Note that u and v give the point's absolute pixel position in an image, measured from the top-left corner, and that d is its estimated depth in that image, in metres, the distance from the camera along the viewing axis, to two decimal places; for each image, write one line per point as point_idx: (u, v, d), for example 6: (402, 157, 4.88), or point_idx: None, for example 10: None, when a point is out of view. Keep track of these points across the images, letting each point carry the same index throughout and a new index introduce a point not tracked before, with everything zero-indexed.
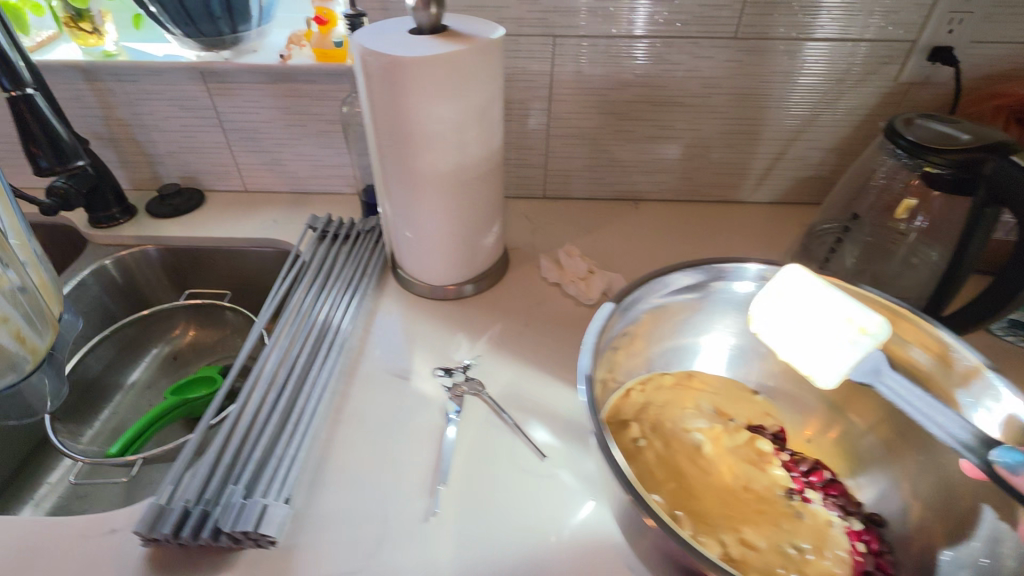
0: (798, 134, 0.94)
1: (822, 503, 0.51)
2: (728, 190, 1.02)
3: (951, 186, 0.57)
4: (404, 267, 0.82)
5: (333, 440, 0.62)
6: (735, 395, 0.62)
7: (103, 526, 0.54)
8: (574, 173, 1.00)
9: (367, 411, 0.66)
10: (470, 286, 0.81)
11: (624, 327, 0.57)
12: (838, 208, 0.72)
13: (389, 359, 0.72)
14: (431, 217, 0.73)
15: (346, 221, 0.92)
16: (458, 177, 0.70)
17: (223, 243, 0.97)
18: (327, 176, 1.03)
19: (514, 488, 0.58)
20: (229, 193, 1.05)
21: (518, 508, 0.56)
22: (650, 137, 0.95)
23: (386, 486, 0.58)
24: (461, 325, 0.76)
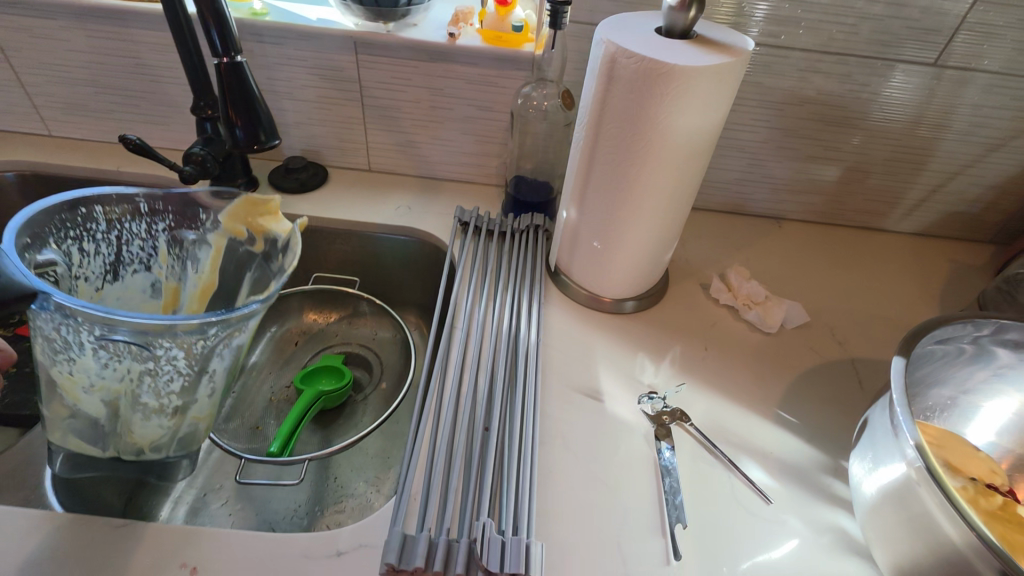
0: (966, 168, 0.91)
1: None
2: (873, 217, 0.99)
3: None
4: (573, 275, 0.78)
5: (545, 464, 0.58)
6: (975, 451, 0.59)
7: (329, 548, 0.51)
8: (722, 185, 0.96)
9: (571, 433, 0.62)
10: (632, 303, 0.78)
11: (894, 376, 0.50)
12: None
13: (576, 375, 0.68)
14: (632, 231, 0.69)
15: (495, 216, 0.87)
16: (671, 194, 0.66)
17: (353, 227, 0.90)
18: (460, 163, 0.96)
19: (746, 533, 0.55)
20: (351, 172, 0.98)
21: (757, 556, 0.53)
22: (812, 157, 0.91)
23: (615, 521, 0.55)
24: (641, 344, 0.73)
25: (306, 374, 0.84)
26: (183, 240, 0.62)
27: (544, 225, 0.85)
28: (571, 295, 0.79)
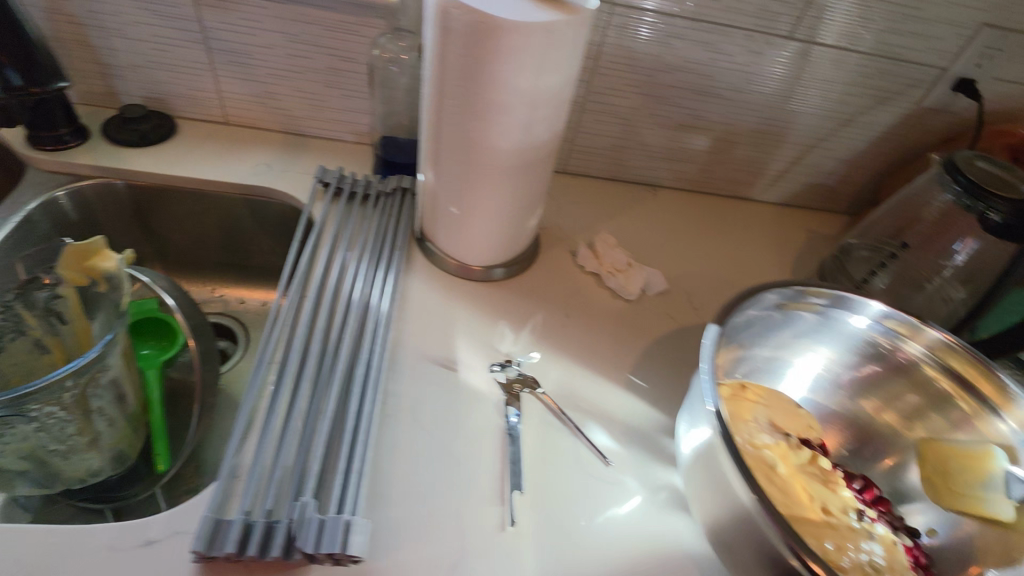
0: (820, 141, 0.95)
1: (878, 519, 0.55)
2: (740, 186, 1.03)
3: (999, 232, 0.62)
4: (436, 241, 0.75)
5: (387, 437, 0.57)
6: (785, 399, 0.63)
7: (137, 538, 0.47)
8: (598, 152, 0.96)
9: (419, 403, 0.61)
10: (501, 270, 0.77)
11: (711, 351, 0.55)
12: (876, 234, 0.75)
13: (431, 344, 0.67)
14: (488, 199, 0.67)
15: (362, 177, 0.82)
16: (524, 159, 0.64)
17: (201, 186, 0.82)
18: (327, 120, 0.90)
19: (583, 494, 0.57)
20: (204, 124, 0.89)
21: (591, 511, 0.56)
22: (683, 125, 0.93)
23: (455, 490, 0.55)
24: (502, 311, 0.73)
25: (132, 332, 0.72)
26: (37, 299, 0.62)
27: (412, 188, 0.81)
28: (437, 262, 0.76)
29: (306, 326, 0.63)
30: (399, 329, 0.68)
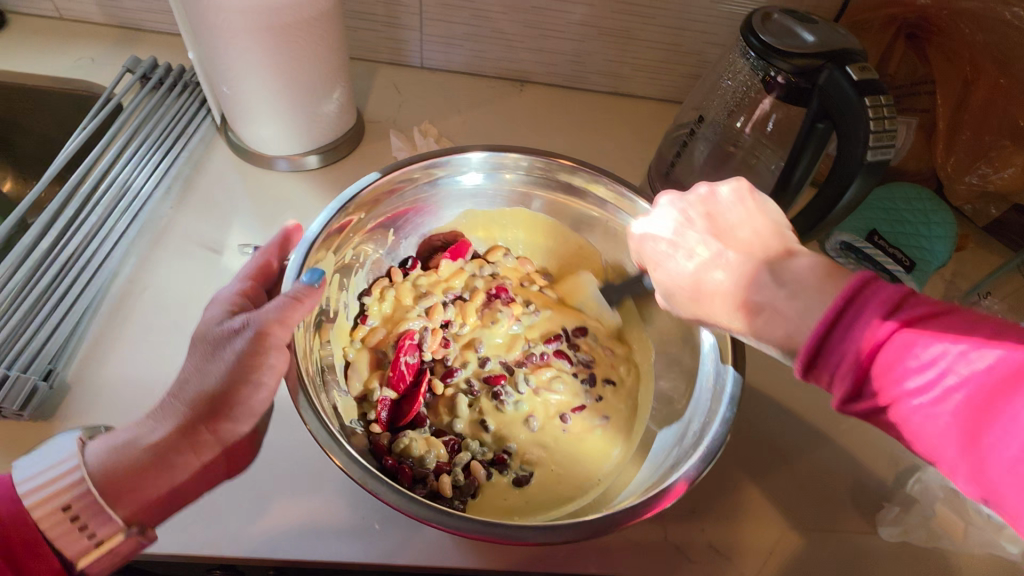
0: (698, 23, 0.83)
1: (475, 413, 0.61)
2: (621, 80, 0.93)
3: (795, 94, 0.54)
4: (233, 128, 0.72)
5: (120, 312, 0.59)
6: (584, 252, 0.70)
7: None
8: (453, 41, 0.87)
9: (164, 285, 0.61)
10: (313, 157, 0.74)
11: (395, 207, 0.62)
12: (693, 110, 0.69)
13: (203, 228, 0.67)
14: (248, 75, 0.62)
15: (178, 67, 0.78)
16: (265, 27, 0.58)
17: (29, 82, 0.79)
18: (154, 10, 0.82)
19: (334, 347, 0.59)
20: (39, 21, 0.84)
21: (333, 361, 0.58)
22: (537, 8, 0.82)
23: (172, 360, 0.56)
24: (297, 204, 0.71)
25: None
26: None
27: None
28: (238, 150, 0.73)
29: (60, 205, 0.63)
30: (171, 217, 0.67)
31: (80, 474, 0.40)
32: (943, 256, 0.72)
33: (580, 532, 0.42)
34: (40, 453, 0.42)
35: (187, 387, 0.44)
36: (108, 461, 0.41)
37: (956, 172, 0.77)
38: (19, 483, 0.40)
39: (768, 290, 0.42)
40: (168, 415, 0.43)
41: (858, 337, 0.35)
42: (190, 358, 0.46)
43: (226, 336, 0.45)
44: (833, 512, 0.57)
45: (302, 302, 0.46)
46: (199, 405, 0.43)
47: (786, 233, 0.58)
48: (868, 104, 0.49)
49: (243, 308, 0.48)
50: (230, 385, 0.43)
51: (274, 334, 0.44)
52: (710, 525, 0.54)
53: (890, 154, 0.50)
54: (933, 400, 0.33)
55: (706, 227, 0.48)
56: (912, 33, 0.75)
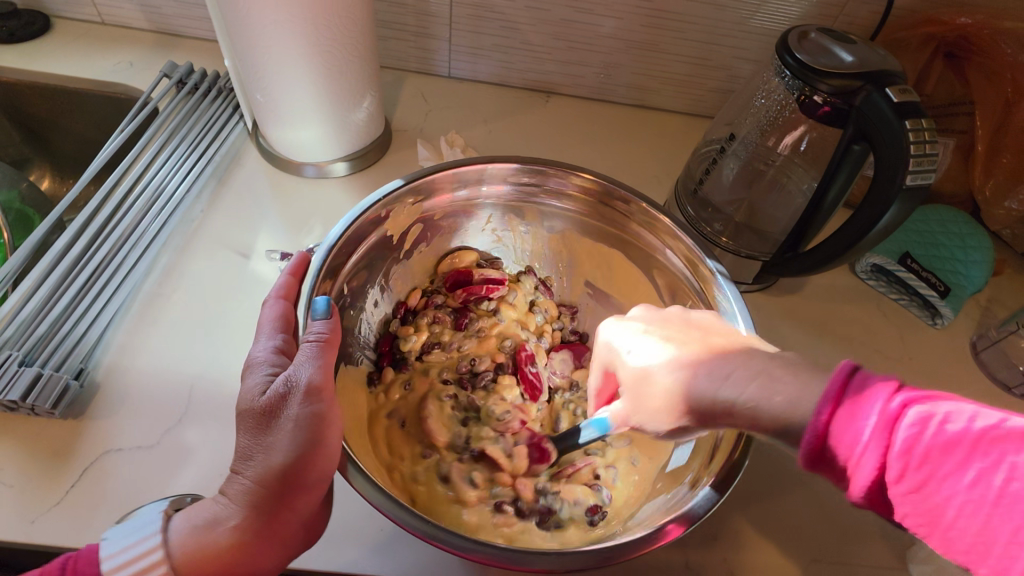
0: (729, 38, 0.82)
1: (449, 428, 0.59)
2: (648, 93, 0.92)
3: (831, 115, 0.53)
4: (264, 134, 0.74)
5: (150, 313, 0.60)
6: (628, 275, 0.68)
7: None
8: (482, 52, 0.88)
9: (192, 288, 0.62)
10: (341, 164, 0.75)
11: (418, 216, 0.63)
12: (725, 127, 0.69)
13: (232, 233, 0.68)
14: (282, 84, 0.63)
15: (213, 73, 0.80)
16: (300, 37, 0.59)
17: (70, 84, 0.81)
18: (191, 17, 0.84)
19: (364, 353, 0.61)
20: (81, 25, 0.86)
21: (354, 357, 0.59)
22: (567, 21, 0.82)
23: (199, 362, 0.57)
24: (325, 211, 0.72)
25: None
26: None
27: None
28: (268, 155, 0.75)
29: (95, 206, 0.64)
30: (201, 221, 0.68)
31: (161, 554, 0.41)
32: (979, 282, 0.70)
33: (591, 560, 0.41)
34: (129, 527, 0.43)
35: (252, 461, 0.43)
36: (191, 539, 0.42)
37: (993, 196, 0.75)
38: (105, 559, 0.40)
39: (766, 383, 0.39)
40: (239, 493, 0.43)
41: (861, 414, 0.33)
42: (242, 431, 0.44)
43: (276, 401, 0.44)
44: (859, 544, 0.56)
45: (329, 342, 0.47)
46: (269, 482, 0.42)
47: (818, 254, 0.57)
48: (909, 128, 0.48)
49: (280, 367, 0.47)
50: (299, 459, 0.42)
51: (323, 389, 0.45)
52: (732, 553, 0.53)
53: (930, 178, 0.49)
54: (963, 478, 0.31)
55: (677, 326, 0.49)
56: (951, 52, 0.73)
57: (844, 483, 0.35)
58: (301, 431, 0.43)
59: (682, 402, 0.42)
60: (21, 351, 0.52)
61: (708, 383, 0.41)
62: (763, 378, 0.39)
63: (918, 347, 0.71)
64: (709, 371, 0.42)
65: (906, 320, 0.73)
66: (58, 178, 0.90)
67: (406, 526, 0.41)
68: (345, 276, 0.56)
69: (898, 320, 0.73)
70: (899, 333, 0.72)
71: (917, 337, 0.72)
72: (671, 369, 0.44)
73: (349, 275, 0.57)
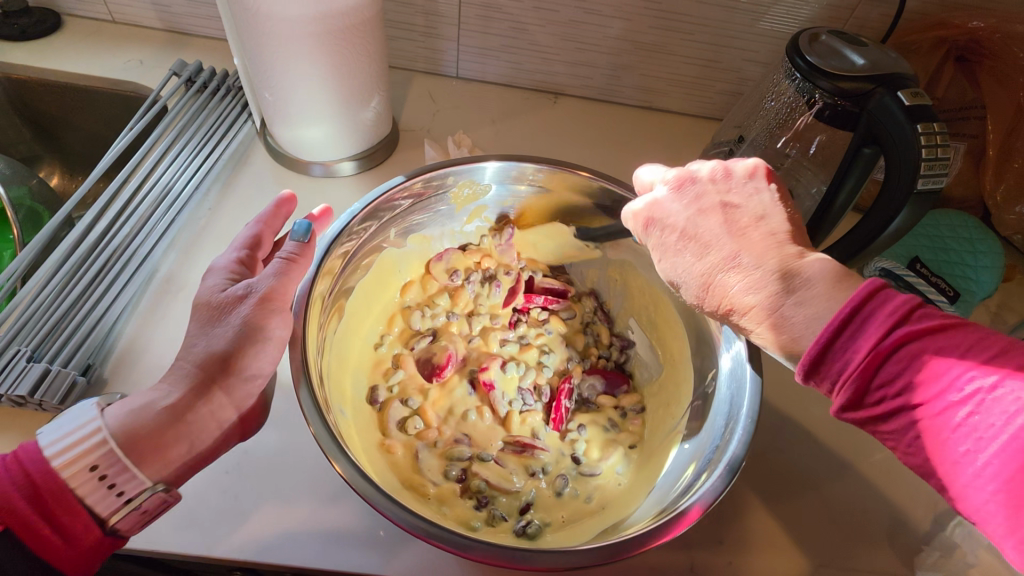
0: (738, 40, 0.82)
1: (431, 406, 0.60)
2: (656, 95, 0.92)
3: (841, 118, 0.53)
4: (272, 133, 0.74)
5: (157, 309, 0.60)
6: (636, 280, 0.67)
7: None
8: (490, 52, 0.88)
9: (199, 286, 0.62)
10: (347, 164, 0.75)
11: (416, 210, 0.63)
12: (734, 131, 0.68)
13: (239, 231, 0.68)
14: (290, 82, 0.63)
15: (222, 72, 0.80)
16: (309, 36, 0.59)
17: (81, 82, 0.82)
18: (201, 16, 0.84)
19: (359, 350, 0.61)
20: (93, 23, 0.87)
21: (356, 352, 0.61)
22: (575, 22, 0.82)
23: None
24: (330, 209, 0.72)
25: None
26: None
27: None
28: (276, 154, 0.75)
29: (104, 203, 0.64)
30: (208, 219, 0.68)
31: (106, 433, 0.40)
32: (989, 288, 0.70)
33: (591, 558, 0.41)
34: (63, 419, 0.41)
35: (195, 348, 0.45)
36: (128, 422, 0.41)
37: (1004, 201, 0.74)
38: (46, 446, 0.39)
39: (818, 317, 0.39)
40: (180, 377, 0.44)
41: (862, 339, 0.37)
42: (195, 323, 0.47)
43: (231, 302, 0.46)
44: (866, 551, 0.55)
45: (298, 262, 0.49)
46: (208, 365, 0.44)
47: (827, 259, 0.56)
48: (920, 132, 0.47)
49: (240, 275, 0.49)
50: (229, 353, 0.45)
51: (277, 299, 0.47)
52: (738, 557, 0.53)
53: (941, 183, 0.49)
54: (936, 413, 0.35)
55: (715, 217, 0.47)
56: (962, 56, 0.73)
57: (831, 395, 0.39)
58: (241, 335, 0.45)
59: (711, 289, 0.46)
60: (29, 347, 0.52)
61: (757, 290, 0.43)
62: (812, 312, 0.40)
63: None
64: (778, 308, 0.41)
65: None
66: (68, 175, 0.91)
67: (406, 525, 0.41)
68: (343, 271, 0.56)
69: None
70: None
71: None
72: (709, 254, 0.46)
73: (345, 270, 0.57)
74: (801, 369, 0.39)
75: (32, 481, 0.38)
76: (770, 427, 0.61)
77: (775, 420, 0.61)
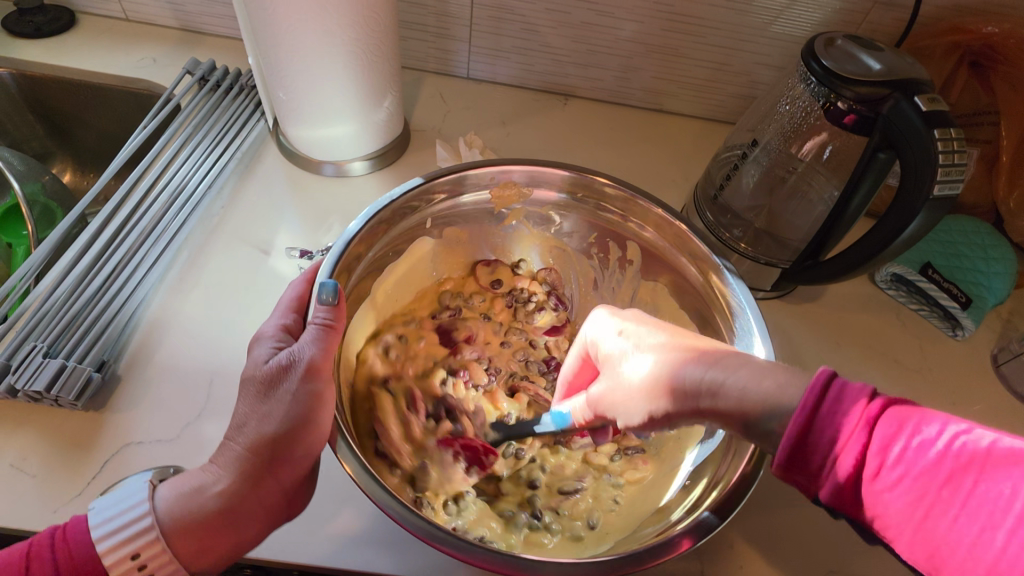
0: (750, 43, 0.82)
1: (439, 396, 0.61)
2: (667, 98, 0.92)
3: (856, 123, 0.53)
4: (285, 132, 0.74)
5: (170, 306, 0.60)
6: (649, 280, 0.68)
7: None
8: (501, 54, 0.88)
9: (212, 284, 0.62)
10: (360, 163, 0.75)
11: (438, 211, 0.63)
12: (747, 134, 0.68)
13: (252, 229, 0.68)
14: (305, 82, 0.64)
15: (235, 71, 0.81)
16: (324, 37, 0.59)
17: (95, 80, 0.82)
18: (214, 15, 0.85)
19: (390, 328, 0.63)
20: (107, 22, 0.87)
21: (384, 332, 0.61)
22: (587, 24, 0.82)
23: (218, 358, 0.57)
24: (342, 208, 0.72)
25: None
26: None
27: None
28: (288, 153, 0.75)
29: (119, 200, 0.65)
30: (221, 217, 0.68)
31: (150, 521, 0.42)
32: (1001, 294, 0.69)
33: (600, 563, 0.41)
34: (110, 499, 0.43)
35: (245, 428, 0.44)
36: (178, 505, 0.43)
37: (1017, 206, 0.74)
38: (93, 527, 0.41)
39: (756, 372, 0.38)
40: (229, 461, 0.44)
41: (845, 410, 0.33)
42: (241, 399, 0.46)
43: (277, 373, 0.45)
44: (876, 557, 0.55)
45: (336, 328, 0.47)
46: (259, 453, 0.44)
47: (841, 263, 0.56)
48: (937, 137, 0.47)
49: (286, 343, 0.48)
50: (287, 433, 0.44)
51: (322, 370, 0.45)
52: (748, 562, 0.53)
53: (957, 189, 0.49)
54: (925, 490, 0.30)
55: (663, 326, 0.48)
56: (976, 61, 0.73)
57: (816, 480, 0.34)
58: (298, 406, 0.44)
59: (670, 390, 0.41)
60: (45, 343, 0.52)
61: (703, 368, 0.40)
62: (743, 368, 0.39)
63: (937, 358, 0.70)
64: (685, 373, 0.40)
65: (926, 331, 0.72)
66: (80, 172, 0.91)
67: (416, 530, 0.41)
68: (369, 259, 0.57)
69: (917, 331, 0.72)
70: (919, 344, 0.71)
71: (936, 347, 0.71)
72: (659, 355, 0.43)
73: (368, 262, 0.57)
74: (783, 450, 0.34)
75: (77, 565, 0.40)
76: None
77: None
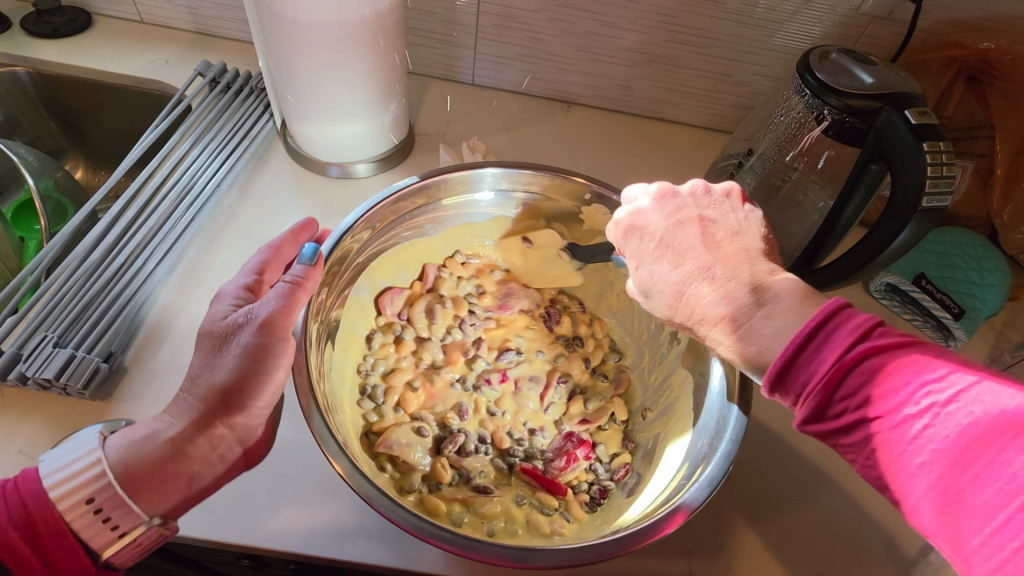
0: (749, 54, 0.83)
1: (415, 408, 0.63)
2: (667, 107, 0.93)
3: (848, 134, 0.54)
4: (291, 133, 0.76)
5: (177, 301, 0.62)
6: None
7: None
8: (505, 61, 0.89)
9: (217, 280, 0.64)
10: (363, 166, 0.77)
11: (438, 211, 0.64)
12: (744, 144, 0.70)
13: (256, 228, 0.70)
14: (312, 84, 0.65)
15: (245, 73, 0.83)
16: (332, 41, 0.61)
17: (109, 80, 0.84)
18: (227, 19, 0.87)
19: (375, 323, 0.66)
20: (122, 23, 0.89)
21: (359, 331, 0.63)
22: (591, 34, 0.84)
23: None
24: (346, 209, 0.74)
25: (14, 219, 0.78)
26: None
27: None
28: (294, 154, 0.77)
29: (128, 196, 0.67)
30: (229, 215, 0.70)
31: (100, 467, 0.43)
32: (994, 304, 0.70)
33: (579, 555, 0.42)
34: (65, 449, 0.44)
35: (198, 381, 0.46)
36: (127, 455, 0.44)
37: (1011, 220, 0.75)
38: (45, 475, 0.42)
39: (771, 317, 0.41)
40: (181, 410, 0.45)
41: (832, 353, 0.37)
42: (198, 352, 0.47)
43: (232, 328, 0.47)
44: (866, 561, 0.56)
45: (300, 287, 0.49)
46: (209, 398, 0.45)
47: (832, 272, 0.57)
48: (926, 150, 0.48)
49: (245, 301, 0.50)
50: (243, 379, 0.45)
51: (279, 325, 0.47)
52: (737, 564, 0.54)
53: (946, 201, 0.50)
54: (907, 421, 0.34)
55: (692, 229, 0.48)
56: (972, 76, 0.74)
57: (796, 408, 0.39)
58: (248, 358, 0.45)
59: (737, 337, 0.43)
60: (56, 332, 0.54)
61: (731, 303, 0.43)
62: (767, 317, 0.41)
63: None
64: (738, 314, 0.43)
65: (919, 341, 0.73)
66: (92, 169, 0.93)
67: (404, 524, 0.42)
68: (367, 249, 0.60)
69: None
70: None
71: None
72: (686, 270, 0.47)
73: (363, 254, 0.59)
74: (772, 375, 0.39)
75: (31, 511, 0.41)
76: (772, 437, 0.62)
77: (776, 432, 0.62)
